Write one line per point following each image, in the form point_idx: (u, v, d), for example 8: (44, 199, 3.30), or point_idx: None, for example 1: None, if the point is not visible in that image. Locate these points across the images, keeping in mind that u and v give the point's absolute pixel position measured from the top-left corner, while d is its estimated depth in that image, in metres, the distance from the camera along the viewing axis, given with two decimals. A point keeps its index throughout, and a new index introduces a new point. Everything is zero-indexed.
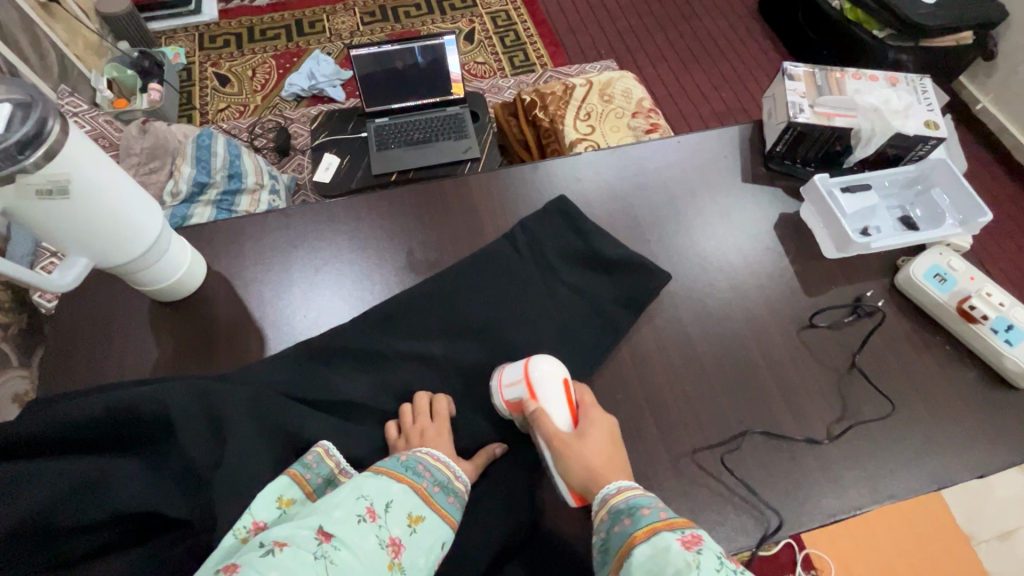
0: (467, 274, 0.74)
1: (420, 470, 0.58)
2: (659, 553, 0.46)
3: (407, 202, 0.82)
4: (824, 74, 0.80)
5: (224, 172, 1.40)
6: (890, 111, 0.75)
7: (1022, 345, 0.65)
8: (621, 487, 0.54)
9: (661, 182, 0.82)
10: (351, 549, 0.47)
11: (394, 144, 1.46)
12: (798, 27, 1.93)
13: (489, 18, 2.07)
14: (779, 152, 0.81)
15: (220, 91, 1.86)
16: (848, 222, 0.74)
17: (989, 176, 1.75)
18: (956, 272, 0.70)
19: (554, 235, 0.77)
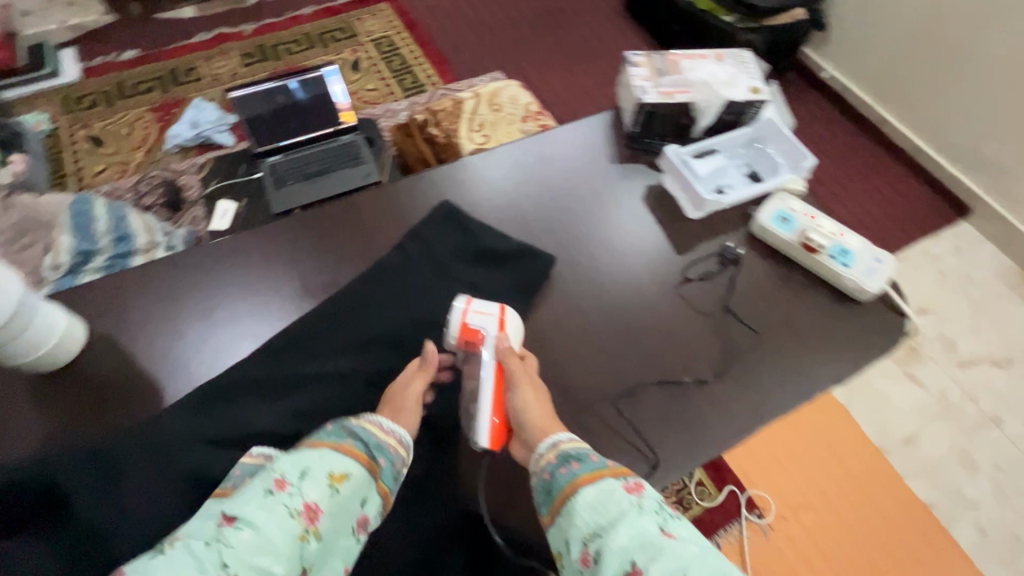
0: (364, 292, 0.78)
1: (343, 434, 0.65)
2: (607, 495, 0.54)
3: (299, 230, 0.82)
4: (662, 57, 0.89)
5: (111, 236, 1.34)
6: (719, 83, 0.85)
7: (856, 265, 0.76)
8: (561, 437, 0.62)
9: (536, 174, 0.88)
10: (257, 521, 0.52)
11: (292, 180, 1.41)
12: (660, 20, 2.10)
13: (372, 45, 2.09)
14: (638, 132, 0.89)
15: (95, 152, 1.75)
16: (703, 184, 0.83)
17: (842, 130, 1.99)
18: (796, 212, 0.79)
19: (445, 240, 0.82)
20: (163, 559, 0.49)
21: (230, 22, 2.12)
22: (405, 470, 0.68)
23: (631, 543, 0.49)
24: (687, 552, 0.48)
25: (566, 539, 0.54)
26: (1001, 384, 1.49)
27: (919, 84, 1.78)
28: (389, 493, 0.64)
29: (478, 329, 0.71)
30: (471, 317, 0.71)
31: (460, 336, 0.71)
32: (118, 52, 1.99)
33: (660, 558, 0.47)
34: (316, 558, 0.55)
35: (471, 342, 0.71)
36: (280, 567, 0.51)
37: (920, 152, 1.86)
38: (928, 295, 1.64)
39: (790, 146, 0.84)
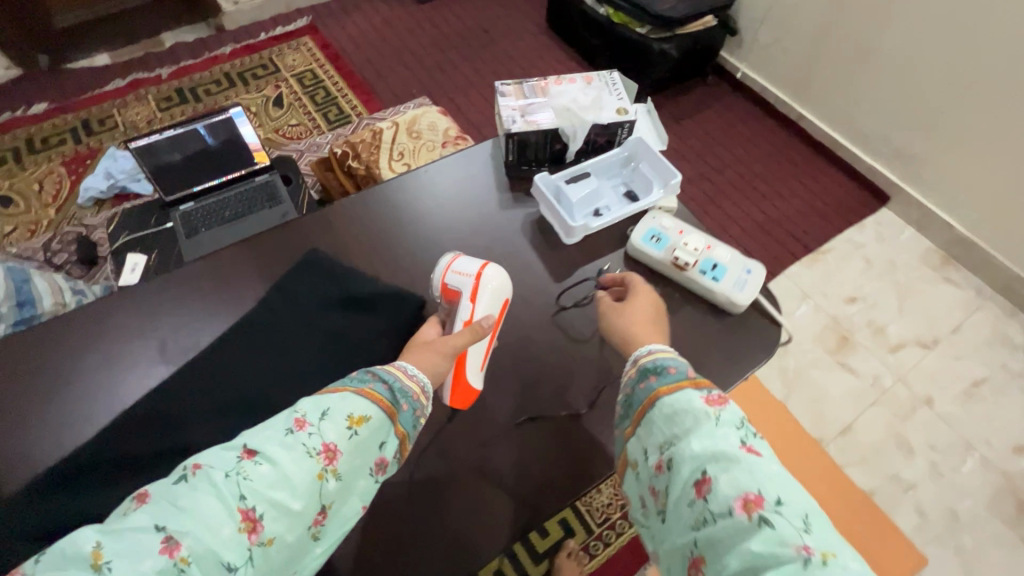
0: (229, 349, 0.76)
1: (368, 377, 0.67)
2: (688, 412, 0.60)
3: (178, 293, 0.85)
4: (532, 85, 0.96)
5: (12, 302, 1.26)
6: (583, 109, 0.92)
7: (724, 278, 0.82)
8: (649, 348, 0.70)
9: (416, 213, 0.92)
10: (276, 459, 0.55)
11: (205, 227, 1.38)
12: (580, 35, 2.14)
13: (295, 80, 2.07)
14: (514, 160, 0.95)
15: (2, 213, 1.67)
16: (576, 208, 0.89)
17: (764, 128, 2.04)
18: (666, 232, 0.85)
19: (308, 288, 0.82)
20: (190, 485, 0.52)
21: (146, 67, 2.08)
22: (424, 413, 0.70)
23: (705, 454, 0.56)
24: (764, 472, 0.53)
25: (645, 444, 0.63)
26: (930, 365, 1.53)
27: (827, 79, 1.84)
28: (408, 434, 0.66)
29: (457, 290, 0.80)
30: (450, 277, 0.81)
31: (444, 296, 0.82)
32: (27, 105, 1.92)
33: (733, 470, 0.53)
34: (335, 495, 0.58)
35: (451, 298, 0.81)
36: (297, 503, 0.54)
37: (837, 145, 1.91)
38: (856, 283, 1.68)
39: (659, 163, 0.91)
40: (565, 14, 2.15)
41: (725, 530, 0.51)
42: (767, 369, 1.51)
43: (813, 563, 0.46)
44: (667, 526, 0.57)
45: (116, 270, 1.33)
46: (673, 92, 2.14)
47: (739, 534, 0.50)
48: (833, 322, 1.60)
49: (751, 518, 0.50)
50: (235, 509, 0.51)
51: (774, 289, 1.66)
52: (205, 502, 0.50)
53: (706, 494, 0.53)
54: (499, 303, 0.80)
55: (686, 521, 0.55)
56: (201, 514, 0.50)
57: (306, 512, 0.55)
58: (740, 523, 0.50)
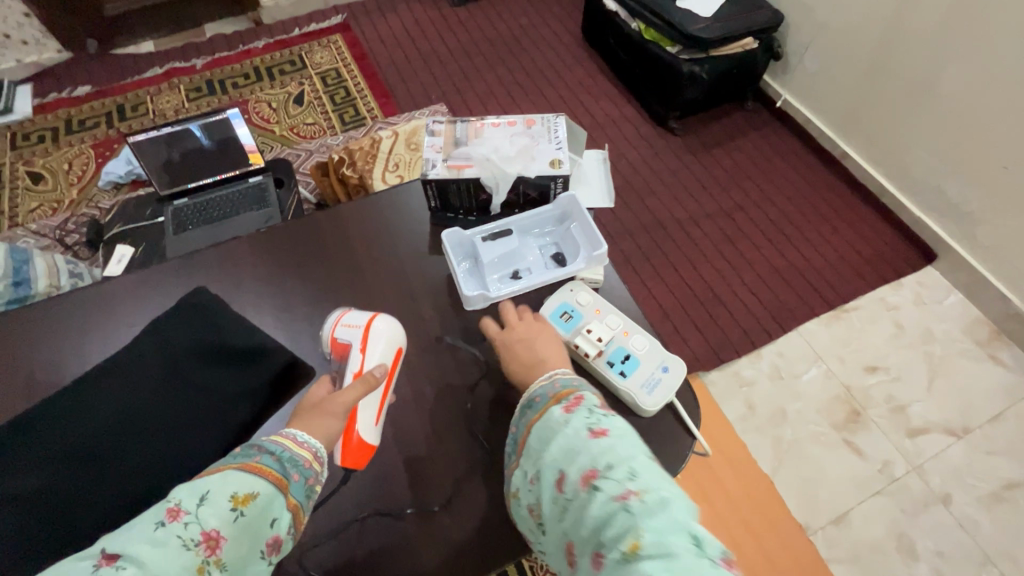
0: (70, 397, 0.64)
1: (252, 449, 0.58)
2: (549, 424, 0.60)
3: (79, 314, 0.79)
4: (465, 126, 0.91)
5: (9, 280, 1.31)
6: (508, 159, 0.86)
7: (633, 373, 0.75)
8: (535, 382, 0.66)
9: (338, 248, 0.87)
10: (142, 561, 0.45)
11: (192, 225, 1.40)
12: (612, 49, 2.03)
13: (319, 78, 2.08)
14: (437, 207, 0.90)
15: (33, 190, 1.78)
16: (488, 269, 0.84)
17: (803, 164, 1.86)
18: (574, 315, 0.79)
19: (188, 331, 0.71)
20: None
21: (183, 55, 2.15)
22: (321, 480, 0.61)
23: (560, 453, 0.56)
24: (605, 447, 0.54)
25: (524, 465, 0.61)
26: (954, 457, 1.34)
27: (878, 118, 1.65)
28: (303, 507, 0.57)
29: (346, 342, 0.72)
30: (340, 330, 0.73)
31: (332, 350, 0.74)
32: (72, 88, 2.04)
33: (578, 457, 0.55)
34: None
35: (342, 353, 0.73)
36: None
37: (883, 191, 1.71)
38: (880, 350, 1.49)
39: (589, 226, 0.85)
40: (598, 26, 2.05)
41: (579, 509, 0.52)
42: (759, 436, 1.37)
43: (634, 506, 0.48)
44: (549, 534, 0.57)
45: (105, 259, 1.37)
46: (705, 117, 1.99)
47: (587, 508, 0.51)
48: (845, 392, 1.43)
49: (588, 489, 0.52)
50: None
51: (783, 347, 1.51)
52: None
53: (564, 487, 0.54)
54: (390, 355, 0.73)
55: (558, 519, 0.54)
56: None
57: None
58: (586, 496, 0.52)
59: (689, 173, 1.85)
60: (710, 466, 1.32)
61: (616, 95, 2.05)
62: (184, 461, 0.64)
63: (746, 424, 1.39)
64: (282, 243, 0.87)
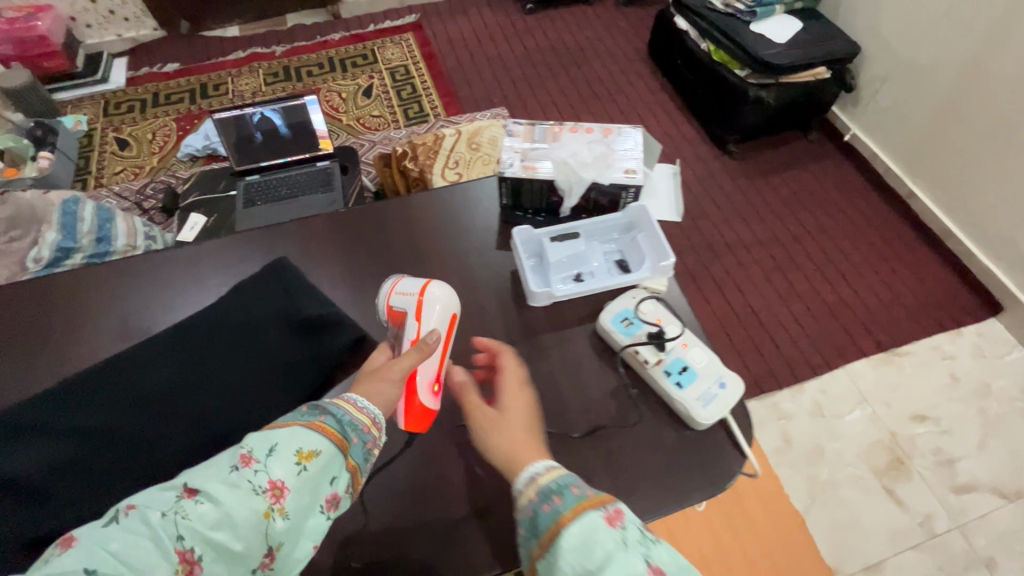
0: (161, 345, 0.70)
1: (318, 408, 0.60)
2: (582, 538, 0.49)
3: (168, 271, 0.86)
4: (543, 130, 0.93)
5: (92, 236, 1.42)
6: (584, 166, 0.88)
7: (689, 386, 0.72)
8: (544, 469, 0.58)
9: (407, 236, 0.90)
10: (217, 498, 0.48)
11: (261, 201, 1.49)
12: (678, 69, 2.03)
13: (388, 73, 2.17)
14: (508, 205, 0.92)
15: (118, 155, 1.91)
16: (554, 269, 0.86)
17: (864, 200, 1.81)
18: (643, 317, 0.79)
19: (266, 299, 0.77)
20: (120, 528, 0.45)
21: (264, 42, 2.27)
22: (379, 446, 0.63)
23: None
24: None
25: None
26: (1003, 520, 1.28)
27: (951, 160, 1.60)
28: (361, 469, 0.60)
29: (402, 310, 0.75)
30: (395, 298, 0.75)
31: (390, 319, 0.76)
32: (162, 64, 2.18)
33: None
34: (284, 536, 0.51)
35: (399, 321, 0.75)
36: (239, 545, 0.48)
37: (949, 235, 1.65)
38: (932, 399, 1.44)
39: (657, 237, 0.86)
40: (666, 44, 2.06)
41: None
42: (794, 471, 1.34)
43: None
44: None
45: (179, 225, 1.46)
46: (767, 143, 1.97)
47: None
48: (889, 438, 1.38)
49: None
50: (170, 551, 0.45)
51: (828, 384, 1.47)
52: (136, 547, 0.44)
53: None
54: (444, 321, 0.74)
55: None
56: (134, 557, 0.44)
57: (249, 555, 0.49)
58: None
59: (744, 197, 1.83)
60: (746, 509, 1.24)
61: (678, 115, 2.05)
62: (254, 415, 0.69)
63: (781, 457, 1.36)
64: (352, 223, 0.92)
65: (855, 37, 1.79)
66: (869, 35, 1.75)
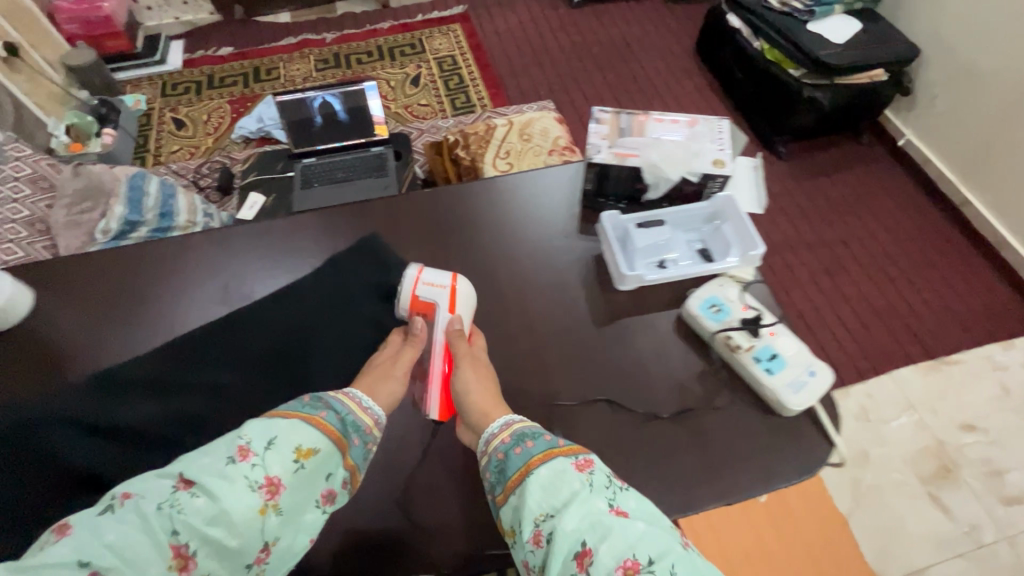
0: (273, 317, 0.77)
1: (319, 405, 0.63)
2: (546, 480, 0.58)
3: (252, 236, 0.86)
4: (629, 120, 0.93)
5: (156, 212, 1.47)
6: (672, 156, 0.88)
7: (779, 373, 0.71)
8: (517, 422, 0.66)
9: (491, 213, 0.89)
10: (215, 493, 0.51)
11: (318, 183, 1.52)
12: (727, 67, 2.02)
13: (436, 63, 2.19)
14: (591, 190, 0.91)
15: (175, 134, 1.97)
16: (641, 255, 0.82)
17: (915, 206, 1.79)
18: (731, 303, 0.76)
19: (362, 273, 0.81)
20: (118, 518, 0.48)
21: (315, 29, 2.31)
22: (377, 446, 0.67)
23: (581, 524, 0.53)
24: (633, 529, 0.52)
25: (517, 517, 0.58)
26: None
27: (1011, 168, 1.56)
28: (359, 468, 0.63)
29: (430, 302, 0.75)
30: (422, 288, 0.75)
31: (412, 309, 0.76)
32: (217, 47, 2.24)
33: (608, 538, 0.52)
34: (279, 530, 0.54)
35: (422, 312, 0.76)
36: (234, 540, 0.50)
37: (1004, 245, 1.62)
38: (982, 409, 1.42)
39: (745, 227, 0.82)
40: (717, 41, 2.04)
41: None
42: (837, 473, 1.34)
43: None
44: None
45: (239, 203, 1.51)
46: (816, 145, 1.94)
47: None
48: (937, 446, 1.37)
49: None
50: (166, 545, 0.47)
51: (874, 389, 1.46)
52: (133, 539, 0.47)
53: (587, 567, 0.51)
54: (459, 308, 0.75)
55: None
56: (132, 549, 0.46)
57: (245, 550, 0.51)
58: None
59: (791, 198, 1.81)
60: (793, 510, 1.23)
61: (725, 114, 2.04)
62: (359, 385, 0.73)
63: None
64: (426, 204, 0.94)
65: (914, 40, 1.75)
66: (930, 39, 1.72)
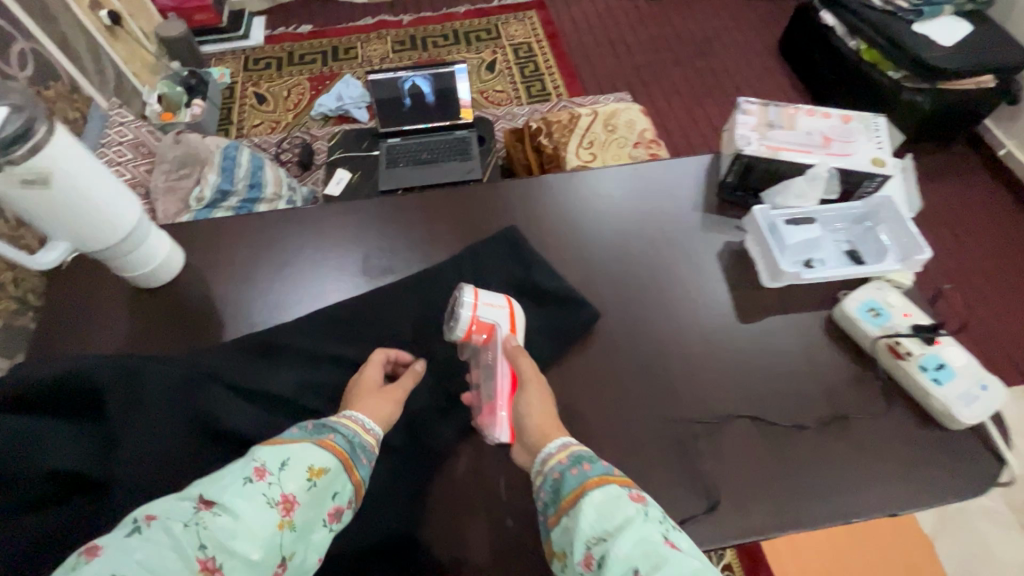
0: (409, 295, 0.68)
1: (320, 427, 0.49)
2: (604, 506, 0.42)
3: (383, 210, 0.77)
4: (779, 109, 0.74)
5: (246, 182, 1.46)
6: (835, 153, 0.70)
7: (954, 385, 0.57)
8: (568, 439, 0.51)
9: (656, 195, 0.77)
10: (237, 516, 0.38)
11: (402, 163, 1.52)
12: (815, 66, 1.94)
13: (511, 50, 2.18)
14: (731, 182, 0.75)
15: (257, 108, 2.02)
16: (788, 255, 0.67)
17: (1014, 221, 1.69)
18: (892, 306, 0.62)
19: (503, 261, 0.71)
20: (135, 545, 0.35)
21: (392, 11, 2.33)
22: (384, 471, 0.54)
23: (636, 552, 0.38)
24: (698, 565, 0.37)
25: (569, 545, 0.42)
26: None
27: None
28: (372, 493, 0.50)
29: (492, 325, 0.60)
30: (483, 312, 0.60)
31: (469, 334, 0.60)
32: (297, 25, 2.27)
33: (664, 569, 0.36)
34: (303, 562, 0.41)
35: (480, 341, 0.61)
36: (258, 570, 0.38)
37: None
38: None
39: (907, 232, 0.65)
40: (806, 38, 1.96)
41: None
42: None
43: None
44: None
45: (326, 178, 1.54)
46: (907, 152, 1.86)
47: None
48: None
49: None
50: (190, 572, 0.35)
51: None
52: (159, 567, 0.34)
53: None
54: (517, 334, 0.62)
55: None
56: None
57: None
58: None
59: None
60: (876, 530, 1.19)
61: None
62: None
63: None
64: None
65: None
66: None
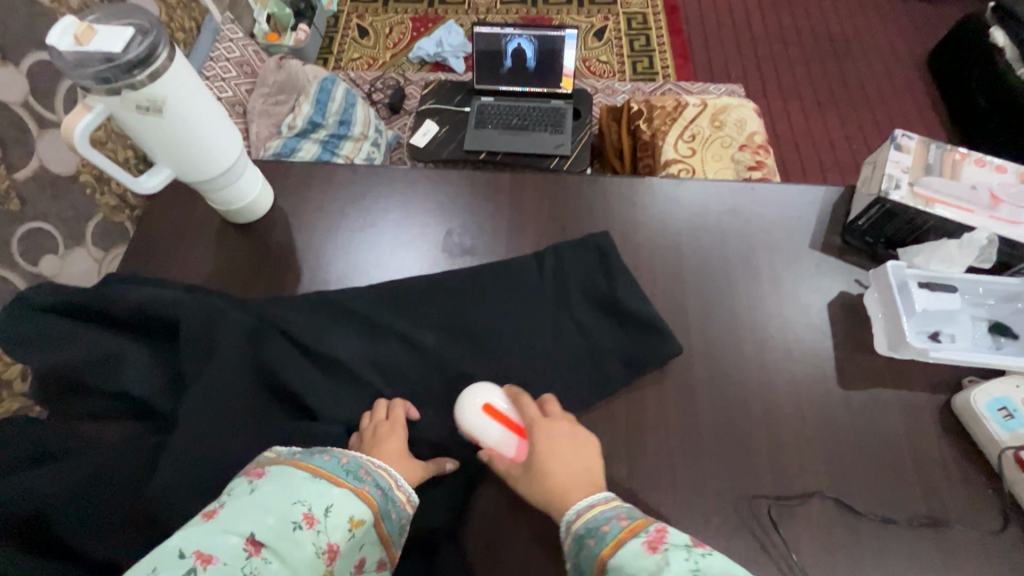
0: (484, 285, 0.65)
1: (360, 472, 0.48)
2: (627, 562, 0.40)
3: (473, 188, 0.74)
4: (941, 151, 0.65)
5: (337, 118, 1.46)
6: (1000, 218, 0.60)
7: None
8: (575, 505, 0.48)
9: (768, 225, 0.69)
10: (286, 567, 0.37)
11: (492, 125, 1.47)
12: (968, 89, 1.69)
13: (625, 18, 2.03)
14: (863, 226, 0.66)
15: (358, 42, 2.00)
16: (914, 322, 0.60)
17: None
18: None
19: (588, 267, 0.66)
20: None
21: None
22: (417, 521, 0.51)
23: None
24: None
25: None
26: None
27: None
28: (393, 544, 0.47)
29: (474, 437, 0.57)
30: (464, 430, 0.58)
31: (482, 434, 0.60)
32: None
33: None
34: None
35: None
36: None
37: None
38: None
39: None
40: (965, 56, 1.71)
41: None
42: None
43: None
44: None
45: (413, 128, 1.51)
46: None
47: None
48: None
49: None
50: None
51: None
52: None
53: None
54: (483, 416, 0.54)
55: None
56: None
57: None
58: None
59: None
60: None
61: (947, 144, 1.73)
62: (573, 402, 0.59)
63: None
64: None
65: None
66: None
